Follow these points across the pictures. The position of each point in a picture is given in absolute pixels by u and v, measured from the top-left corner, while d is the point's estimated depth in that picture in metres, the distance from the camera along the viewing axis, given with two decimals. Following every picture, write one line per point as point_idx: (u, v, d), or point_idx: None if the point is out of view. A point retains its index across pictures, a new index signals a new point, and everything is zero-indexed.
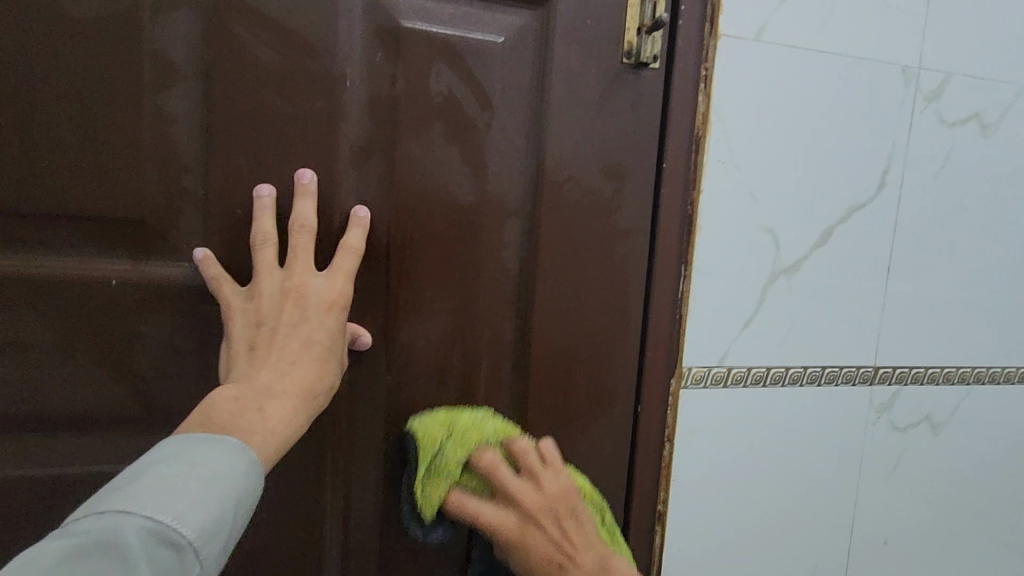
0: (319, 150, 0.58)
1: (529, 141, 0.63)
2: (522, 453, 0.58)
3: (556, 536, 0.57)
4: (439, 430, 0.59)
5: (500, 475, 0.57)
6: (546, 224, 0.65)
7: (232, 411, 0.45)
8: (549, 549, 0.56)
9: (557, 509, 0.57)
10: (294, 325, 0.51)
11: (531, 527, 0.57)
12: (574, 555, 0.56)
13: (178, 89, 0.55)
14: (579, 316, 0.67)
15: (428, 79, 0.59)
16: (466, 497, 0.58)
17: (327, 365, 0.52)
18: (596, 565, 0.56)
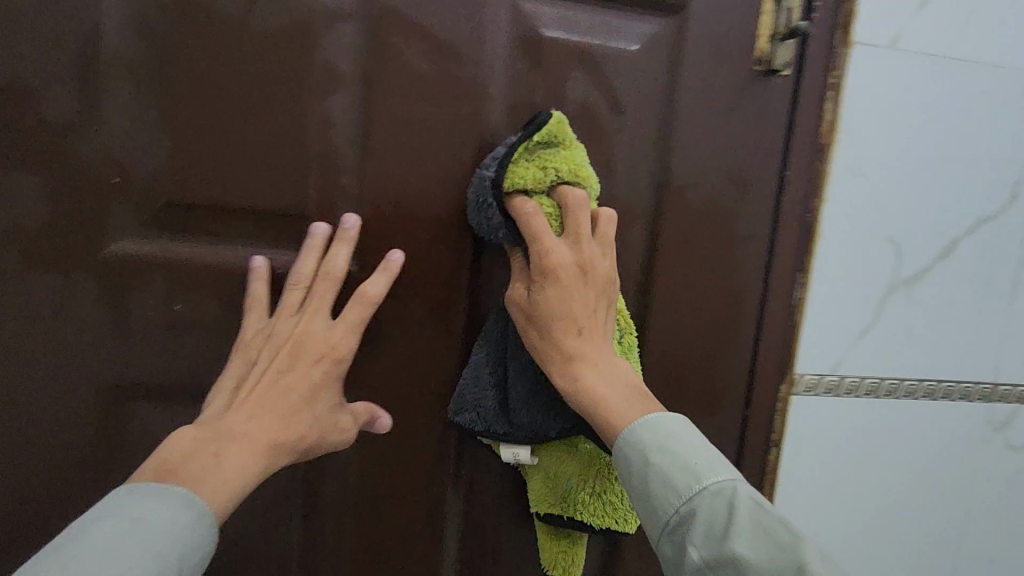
0: (463, 152, 0.61)
1: (656, 147, 0.65)
2: (604, 227, 0.57)
3: (591, 303, 0.55)
4: (557, 138, 0.57)
5: (577, 215, 0.55)
6: (669, 228, 0.66)
7: (191, 451, 0.45)
8: (580, 310, 0.54)
9: (600, 292, 0.55)
10: (282, 371, 0.52)
11: (578, 278, 0.54)
12: (595, 335, 0.54)
13: (340, 93, 0.58)
14: (696, 319, 0.69)
15: (566, 85, 0.62)
16: (540, 213, 0.55)
17: (300, 418, 0.51)
18: (607, 357, 0.54)
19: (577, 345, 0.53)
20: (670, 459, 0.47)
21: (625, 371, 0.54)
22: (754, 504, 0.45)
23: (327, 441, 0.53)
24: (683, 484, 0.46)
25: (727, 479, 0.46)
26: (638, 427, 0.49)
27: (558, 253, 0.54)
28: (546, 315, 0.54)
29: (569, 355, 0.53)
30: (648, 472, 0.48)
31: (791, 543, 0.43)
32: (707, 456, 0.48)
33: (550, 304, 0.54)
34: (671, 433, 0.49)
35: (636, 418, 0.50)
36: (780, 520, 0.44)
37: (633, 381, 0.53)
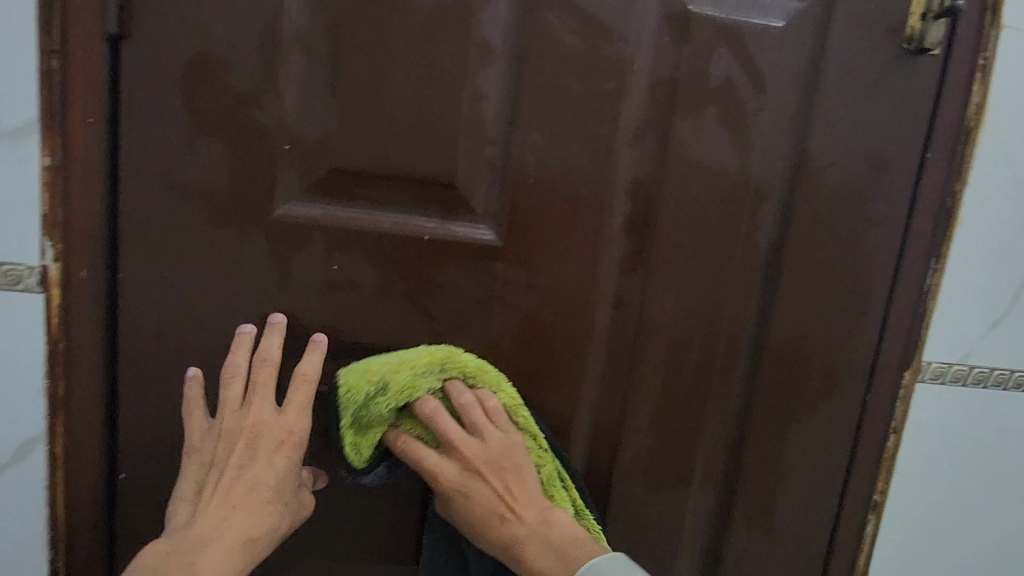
0: (604, 128, 0.63)
1: (794, 126, 0.65)
2: (465, 399, 0.62)
3: (498, 489, 0.61)
4: (372, 372, 0.59)
5: (444, 425, 0.61)
6: (802, 209, 0.66)
7: (163, 564, 0.52)
8: (495, 501, 0.61)
9: (500, 471, 0.62)
10: (242, 471, 0.57)
11: (475, 479, 0.61)
12: (516, 511, 0.61)
13: (493, 68, 0.61)
14: (822, 303, 0.68)
15: (710, 63, 0.62)
16: (416, 444, 0.62)
17: (268, 510, 0.57)
18: (537, 522, 0.61)
19: (505, 528, 0.60)
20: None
21: (558, 526, 0.60)
22: None
23: (298, 516, 0.60)
24: None
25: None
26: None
27: (460, 447, 0.61)
28: (473, 522, 0.61)
29: (506, 542, 0.60)
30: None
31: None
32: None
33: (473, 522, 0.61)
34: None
35: (571, 574, 0.58)
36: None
37: (567, 533, 0.60)
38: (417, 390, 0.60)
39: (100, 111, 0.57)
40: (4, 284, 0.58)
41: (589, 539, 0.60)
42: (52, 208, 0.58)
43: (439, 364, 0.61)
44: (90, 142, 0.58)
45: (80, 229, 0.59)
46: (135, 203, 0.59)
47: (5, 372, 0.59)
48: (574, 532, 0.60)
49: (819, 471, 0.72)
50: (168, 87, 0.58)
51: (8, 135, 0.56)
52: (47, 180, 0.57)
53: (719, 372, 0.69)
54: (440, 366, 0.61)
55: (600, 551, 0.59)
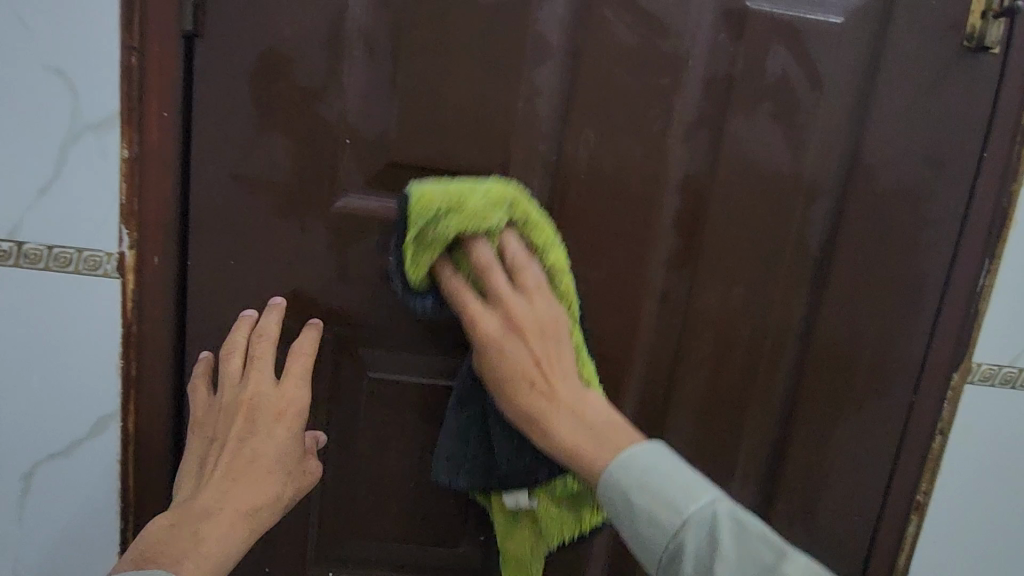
0: (658, 123, 0.63)
1: (849, 124, 0.65)
2: (517, 251, 0.55)
3: (544, 361, 0.53)
4: (447, 191, 0.53)
5: (492, 275, 0.54)
6: (855, 207, 0.66)
7: (168, 536, 0.50)
8: (526, 357, 0.53)
9: (547, 347, 0.53)
10: (245, 442, 0.56)
11: (516, 341, 0.53)
12: (551, 384, 0.52)
13: (549, 63, 0.62)
14: (872, 301, 0.68)
15: (766, 60, 0.62)
16: (484, 249, 0.54)
17: (269, 480, 0.56)
18: (571, 398, 0.51)
19: (535, 399, 0.52)
20: (651, 497, 0.46)
21: (591, 414, 0.51)
22: (735, 522, 0.44)
23: (304, 483, 0.59)
24: (669, 522, 0.44)
25: (706, 502, 0.45)
26: (619, 470, 0.47)
27: (506, 301, 0.53)
28: (505, 381, 0.53)
29: (530, 416, 0.52)
30: (629, 512, 0.46)
31: (773, 563, 0.43)
32: (682, 481, 0.46)
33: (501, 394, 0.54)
34: (651, 465, 0.47)
35: (609, 462, 0.48)
36: (760, 536, 0.44)
37: (602, 418, 0.51)
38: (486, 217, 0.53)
39: (175, 106, 0.60)
40: (84, 270, 0.61)
41: (630, 428, 0.50)
42: (130, 199, 0.61)
43: (503, 200, 0.54)
44: (165, 135, 0.60)
45: (153, 218, 0.62)
46: (204, 193, 0.62)
47: (84, 353, 0.63)
48: (610, 416, 0.51)
49: (862, 469, 0.72)
50: (239, 83, 0.60)
51: (91, 128, 0.59)
52: (126, 172, 0.60)
53: (765, 368, 0.69)
54: (507, 203, 0.55)
55: (636, 439, 0.49)
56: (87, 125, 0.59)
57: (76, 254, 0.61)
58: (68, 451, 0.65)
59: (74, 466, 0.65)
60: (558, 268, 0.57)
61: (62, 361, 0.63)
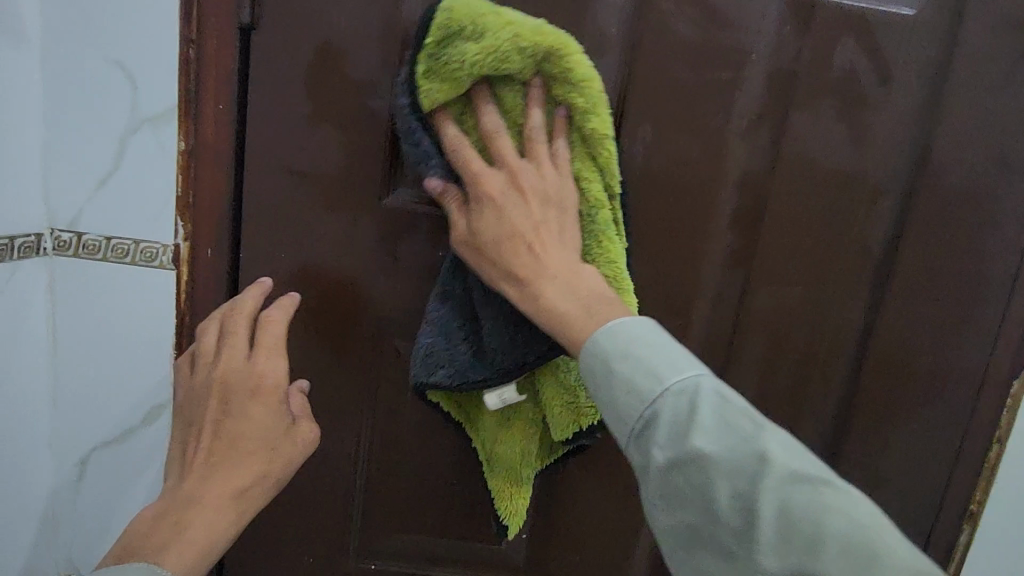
0: (717, 118, 0.61)
1: (917, 119, 0.62)
2: (540, 121, 0.52)
3: (535, 213, 0.50)
4: (479, 6, 0.50)
5: (501, 141, 0.51)
6: (921, 207, 0.63)
7: (151, 528, 0.49)
8: (523, 222, 0.50)
9: (545, 236, 0.50)
10: (223, 424, 0.54)
11: (513, 198, 0.50)
12: (545, 245, 0.49)
13: (607, 56, 0.60)
14: (934, 305, 0.66)
15: (833, 53, 0.60)
16: (499, 132, 0.51)
17: (253, 459, 0.53)
18: (563, 268, 0.49)
19: (525, 263, 0.49)
20: (635, 362, 0.43)
21: (585, 277, 0.48)
22: (719, 399, 0.41)
23: (297, 454, 0.55)
24: (646, 389, 0.42)
25: (688, 377, 0.42)
26: (605, 336, 0.44)
27: (511, 162, 0.50)
28: (495, 242, 0.50)
29: (518, 288, 0.49)
30: (609, 379, 0.43)
31: (753, 434, 0.39)
32: (668, 354, 0.43)
33: (488, 235, 0.50)
34: (638, 335, 0.44)
35: (599, 328, 0.45)
36: (741, 410, 0.40)
37: (597, 287, 0.48)
38: (511, 62, 0.49)
39: (231, 98, 0.60)
40: (141, 261, 0.62)
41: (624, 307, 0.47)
42: (185, 191, 0.61)
43: (534, 42, 0.49)
44: (220, 128, 0.61)
45: (208, 210, 0.62)
46: (257, 186, 0.62)
47: (139, 343, 0.64)
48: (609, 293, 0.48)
49: (914, 477, 0.70)
50: (294, 76, 0.60)
51: (150, 120, 0.59)
52: (182, 164, 0.60)
53: (818, 370, 0.67)
54: (545, 50, 0.49)
55: (624, 313, 0.46)
56: (146, 117, 0.59)
57: (132, 245, 0.61)
58: (122, 439, 0.66)
59: (127, 453, 0.67)
60: (599, 129, 0.52)
61: (118, 350, 0.64)
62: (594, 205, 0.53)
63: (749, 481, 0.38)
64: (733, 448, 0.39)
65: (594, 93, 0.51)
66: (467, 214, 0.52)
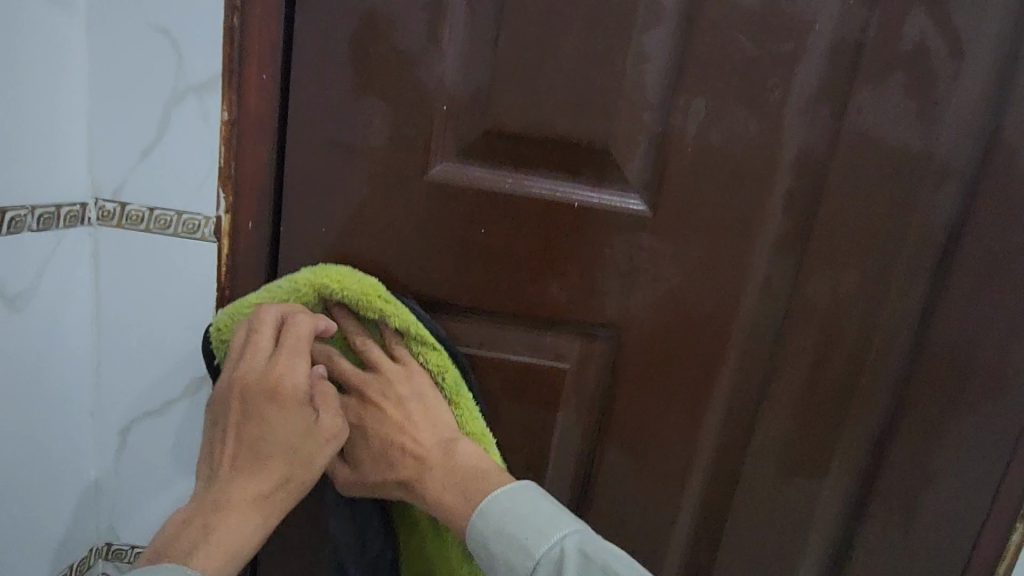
0: (775, 93, 0.59)
1: (991, 97, 0.58)
2: (355, 331, 0.62)
3: (393, 412, 0.60)
4: (246, 307, 0.58)
5: (341, 361, 0.62)
6: (991, 189, 0.60)
7: (179, 529, 0.50)
8: (390, 430, 0.60)
9: (401, 430, 0.60)
10: (245, 428, 0.55)
11: (371, 407, 0.61)
12: (418, 441, 0.59)
13: (662, 27, 0.58)
14: (999, 294, 0.62)
15: (903, 25, 0.57)
16: (334, 356, 0.62)
17: (270, 462, 0.54)
18: (438, 453, 0.59)
19: (403, 460, 0.59)
20: (509, 540, 0.52)
21: (461, 457, 0.58)
22: (579, 554, 0.50)
23: (320, 454, 0.56)
24: (520, 566, 0.51)
25: (554, 540, 0.51)
26: (479, 518, 0.53)
27: (354, 381, 0.61)
28: (375, 453, 0.60)
29: (405, 474, 0.58)
30: (493, 558, 0.52)
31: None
32: (536, 522, 0.52)
33: (372, 446, 0.60)
34: (513, 508, 0.53)
35: (473, 513, 0.54)
36: (600, 566, 0.48)
37: (463, 463, 0.58)
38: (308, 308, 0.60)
39: (275, 69, 0.59)
40: (183, 233, 0.61)
41: (494, 474, 0.56)
42: (227, 162, 0.60)
43: (304, 287, 0.59)
44: (264, 99, 0.60)
45: (250, 183, 0.61)
46: (299, 159, 0.61)
47: (180, 316, 0.64)
48: (480, 464, 0.58)
49: (969, 472, 0.67)
50: (339, 46, 0.59)
51: (194, 89, 0.58)
52: (225, 135, 0.60)
53: (871, 360, 0.65)
54: (315, 291, 0.59)
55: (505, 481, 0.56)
56: (191, 86, 0.58)
57: (175, 216, 0.61)
58: (163, 411, 0.66)
59: (167, 425, 0.67)
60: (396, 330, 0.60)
61: (160, 322, 0.64)
62: (436, 369, 0.62)
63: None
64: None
65: (376, 302, 0.59)
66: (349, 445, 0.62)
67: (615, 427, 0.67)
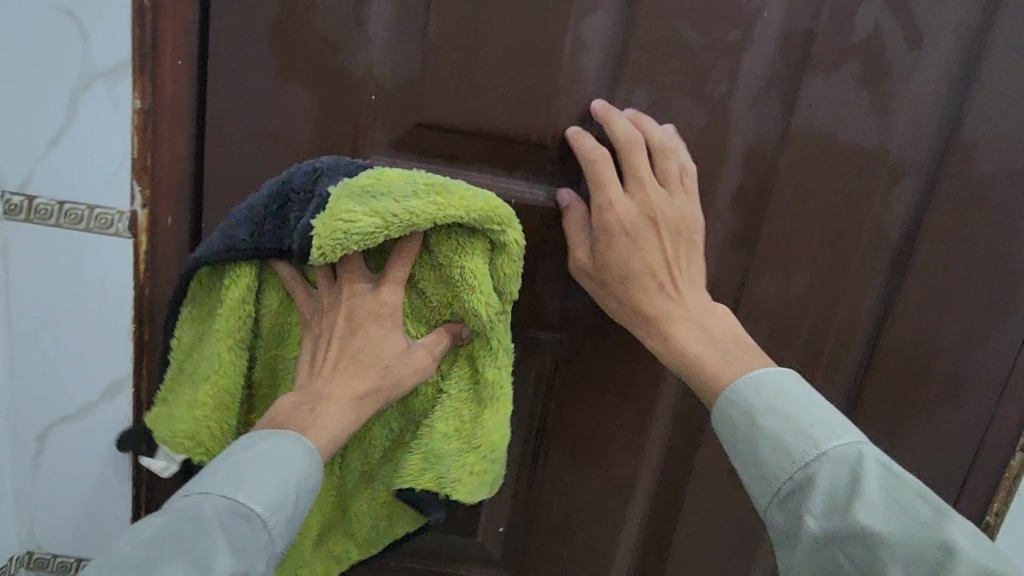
0: (721, 85, 0.55)
1: (950, 91, 0.55)
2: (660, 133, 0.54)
3: (667, 247, 0.53)
4: (361, 202, 0.48)
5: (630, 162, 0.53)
6: (949, 189, 0.57)
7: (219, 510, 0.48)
8: (658, 260, 0.53)
9: (685, 269, 0.53)
10: (347, 340, 0.50)
11: (648, 229, 0.53)
12: (679, 284, 0.53)
13: (601, 12, 0.54)
14: (957, 298, 0.59)
15: (856, 13, 0.53)
16: (608, 176, 0.54)
17: (366, 375, 0.49)
18: (698, 307, 0.52)
19: (661, 300, 0.52)
20: (786, 422, 0.44)
21: (720, 317, 0.51)
22: (881, 469, 0.41)
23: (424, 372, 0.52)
24: (800, 449, 0.43)
25: (849, 441, 0.43)
26: (750, 386, 0.46)
27: (638, 193, 0.53)
28: (633, 282, 0.53)
29: (656, 315, 0.52)
30: (758, 433, 0.44)
31: (933, 520, 0.39)
32: (823, 417, 0.44)
33: (629, 273, 0.53)
34: (785, 391, 0.45)
35: (738, 377, 0.47)
36: (913, 489, 0.41)
37: (729, 329, 0.51)
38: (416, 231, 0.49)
39: (190, 55, 0.55)
40: (96, 228, 0.58)
41: (753, 347, 0.49)
42: (142, 153, 0.57)
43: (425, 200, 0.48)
44: (179, 86, 0.56)
45: (168, 176, 0.58)
46: (220, 151, 0.58)
47: (97, 315, 0.60)
48: (737, 333, 0.50)
49: (924, 482, 0.65)
50: (258, 30, 0.55)
51: (102, 76, 0.55)
52: (138, 125, 0.56)
53: (822, 366, 0.62)
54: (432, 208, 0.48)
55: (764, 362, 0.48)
56: (98, 72, 0.55)
57: (87, 211, 0.58)
58: (81, 415, 0.63)
59: (88, 429, 0.64)
60: (483, 291, 0.51)
61: (75, 322, 0.60)
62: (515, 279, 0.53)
63: (925, 566, 0.38)
64: (899, 521, 0.40)
65: (500, 219, 0.50)
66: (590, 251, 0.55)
67: (558, 430, 0.66)
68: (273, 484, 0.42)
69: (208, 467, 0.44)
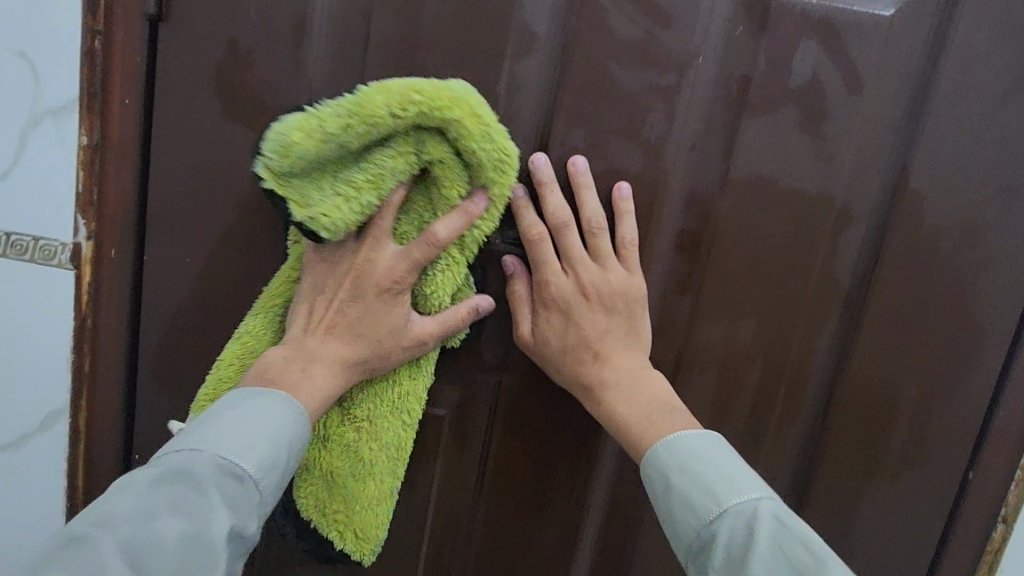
0: (658, 128, 0.54)
1: (897, 137, 0.53)
2: (632, 231, 0.54)
3: (601, 318, 0.54)
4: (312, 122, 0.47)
5: (569, 234, 0.54)
6: (900, 239, 0.54)
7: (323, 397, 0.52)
8: (591, 331, 0.54)
9: (621, 341, 0.54)
10: (355, 293, 0.51)
11: (581, 302, 0.54)
12: (611, 354, 0.54)
13: (536, 55, 0.54)
14: (916, 351, 0.56)
15: (792, 60, 0.52)
16: (545, 239, 0.54)
17: (377, 325, 0.51)
18: (629, 374, 0.53)
19: (593, 371, 0.54)
20: (693, 479, 0.45)
21: (648, 385, 0.52)
22: (776, 524, 0.42)
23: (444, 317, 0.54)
24: (701, 507, 0.44)
25: (747, 497, 0.43)
26: (659, 447, 0.48)
27: (575, 265, 0.54)
28: (565, 352, 0.55)
29: (589, 383, 0.54)
30: (669, 492, 0.46)
31: (814, 569, 0.40)
32: (726, 472, 0.45)
33: (562, 344, 0.55)
34: (693, 450, 0.47)
35: (657, 439, 0.48)
36: (802, 541, 0.41)
37: (656, 397, 0.51)
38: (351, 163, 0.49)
39: (136, 94, 0.57)
40: (40, 259, 0.59)
41: (681, 410, 0.50)
42: (88, 186, 0.58)
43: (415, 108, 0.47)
44: (124, 124, 0.57)
45: (111, 210, 0.59)
46: (162, 186, 0.59)
47: (40, 342, 0.61)
48: (665, 396, 0.52)
49: (893, 551, 0.60)
50: (200, 70, 0.56)
51: (52, 112, 0.57)
52: (83, 159, 0.58)
53: (776, 420, 0.58)
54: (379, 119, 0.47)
55: (690, 425, 0.49)
56: (46, 109, 0.57)
57: (32, 242, 0.59)
58: (20, 444, 0.64)
59: (27, 459, 0.64)
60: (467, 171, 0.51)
61: (17, 351, 0.62)
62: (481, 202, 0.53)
63: None
64: None
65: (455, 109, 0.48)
66: (531, 314, 0.56)
67: (498, 479, 0.64)
68: (264, 445, 0.44)
69: (197, 423, 0.45)
